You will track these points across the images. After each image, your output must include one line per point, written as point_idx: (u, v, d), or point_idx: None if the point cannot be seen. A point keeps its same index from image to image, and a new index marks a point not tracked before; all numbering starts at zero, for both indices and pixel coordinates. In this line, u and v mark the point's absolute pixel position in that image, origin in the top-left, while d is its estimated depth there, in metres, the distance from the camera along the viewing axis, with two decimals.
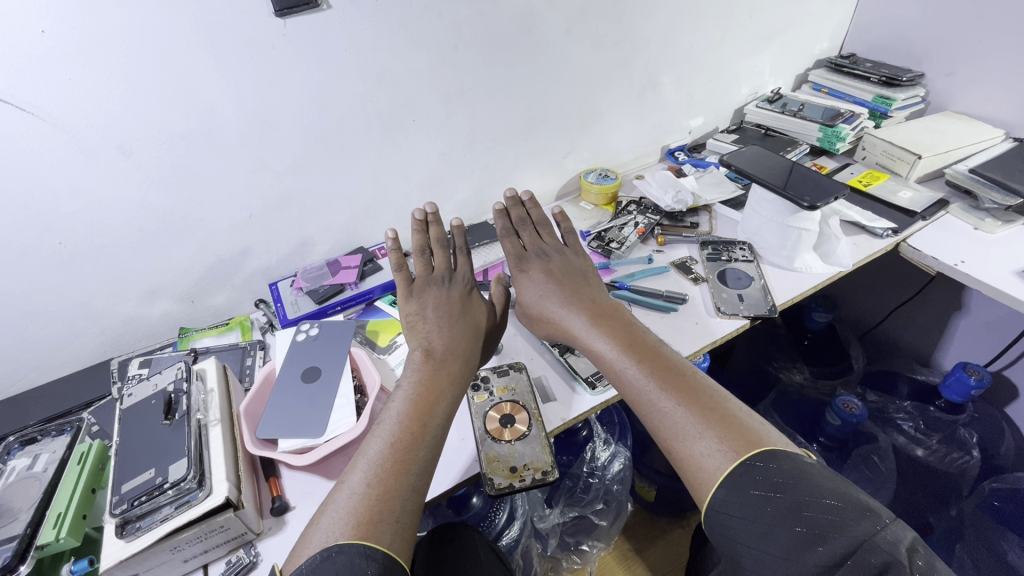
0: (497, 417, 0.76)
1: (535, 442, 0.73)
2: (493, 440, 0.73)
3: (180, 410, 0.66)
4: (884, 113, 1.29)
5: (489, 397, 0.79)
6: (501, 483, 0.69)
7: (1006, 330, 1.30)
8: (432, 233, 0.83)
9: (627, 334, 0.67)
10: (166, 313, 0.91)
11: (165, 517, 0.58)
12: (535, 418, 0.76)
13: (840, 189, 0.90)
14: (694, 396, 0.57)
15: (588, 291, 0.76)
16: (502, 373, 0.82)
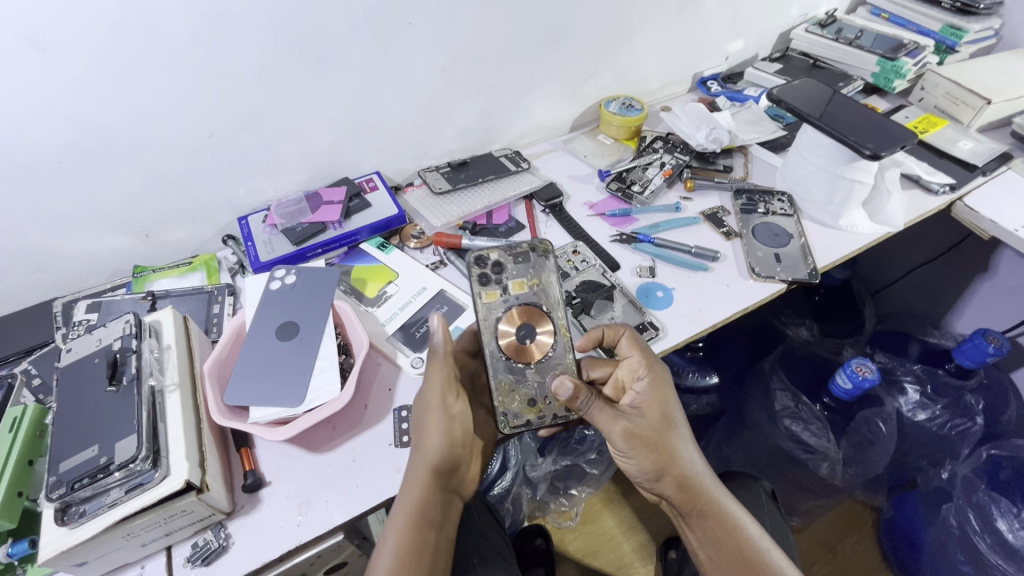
0: (512, 328, 0.64)
1: (558, 365, 0.64)
2: (508, 363, 0.63)
3: (128, 373, 0.55)
4: (950, 48, 1.11)
5: (503, 297, 0.66)
6: (517, 418, 0.62)
7: None
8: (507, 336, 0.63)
9: (703, 507, 0.61)
10: (116, 248, 0.78)
11: (114, 502, 0.49)
12: (561, 329, 0.65)
13: (909, 138, 0.77)
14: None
15: (657, 410, 0.61)
16: (520, 259, 0.68)
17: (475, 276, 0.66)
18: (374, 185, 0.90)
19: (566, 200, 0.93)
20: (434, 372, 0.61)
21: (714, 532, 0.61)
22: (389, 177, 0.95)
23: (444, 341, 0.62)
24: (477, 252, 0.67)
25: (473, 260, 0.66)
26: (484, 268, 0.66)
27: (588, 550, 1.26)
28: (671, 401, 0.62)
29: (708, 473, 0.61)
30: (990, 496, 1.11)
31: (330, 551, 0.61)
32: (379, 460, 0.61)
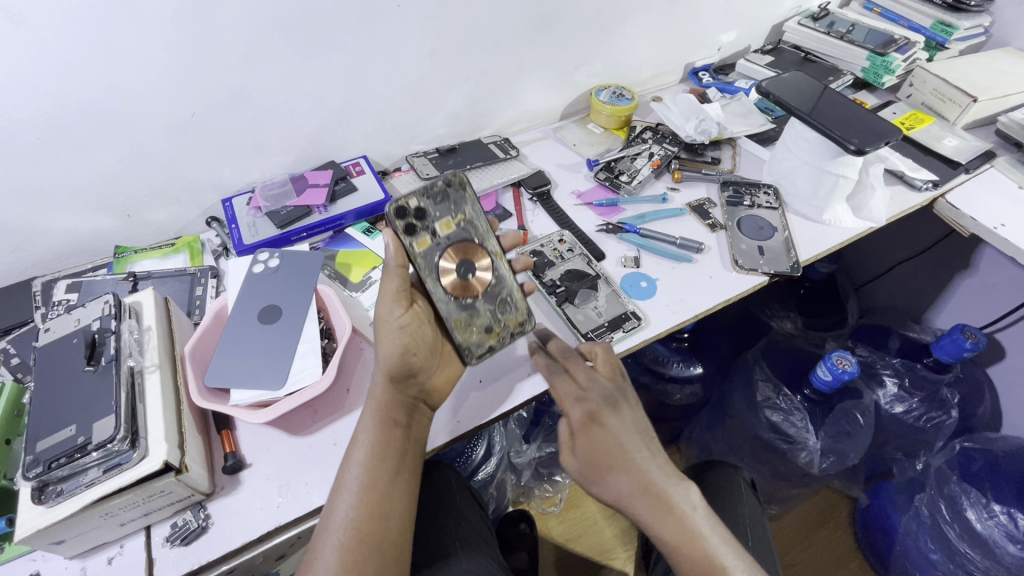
0: (451, 268, 0.63)
1: (504, 293, 0.65)
2: (456, 300, 0.63)
3: (107, 354, 0.55)
4: (940, 44, 1.12)
5: (434, 241, 0.63)
6: (480, 347, 0.63)
7: (1008, 293, 1.23)
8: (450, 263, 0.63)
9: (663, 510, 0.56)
10: (97, 227, 0.77)
11: (92, 482, 0.49)
12: (496, 260, 0.66)
13: (893, 134, 0.78)
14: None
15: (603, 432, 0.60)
16: (438, 199, 0.64)
17: (399, 230, 0.62)
18: (361, 169, 0.90)
19: (554, 188, 0.93)
20: (388, 323, 0.59)
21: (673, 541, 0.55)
22: (376, 161, 0.95)
23: (395, 251, 0.61)
24: (396, 203, 0.62)
25: (395, 212, 0.61)
26: (406, 217, 0.62)
27: (571, 534, 1.28)
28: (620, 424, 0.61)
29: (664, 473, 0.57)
30: (962, 486, 1.14)
31: (311, 533, 0.61)
32: None
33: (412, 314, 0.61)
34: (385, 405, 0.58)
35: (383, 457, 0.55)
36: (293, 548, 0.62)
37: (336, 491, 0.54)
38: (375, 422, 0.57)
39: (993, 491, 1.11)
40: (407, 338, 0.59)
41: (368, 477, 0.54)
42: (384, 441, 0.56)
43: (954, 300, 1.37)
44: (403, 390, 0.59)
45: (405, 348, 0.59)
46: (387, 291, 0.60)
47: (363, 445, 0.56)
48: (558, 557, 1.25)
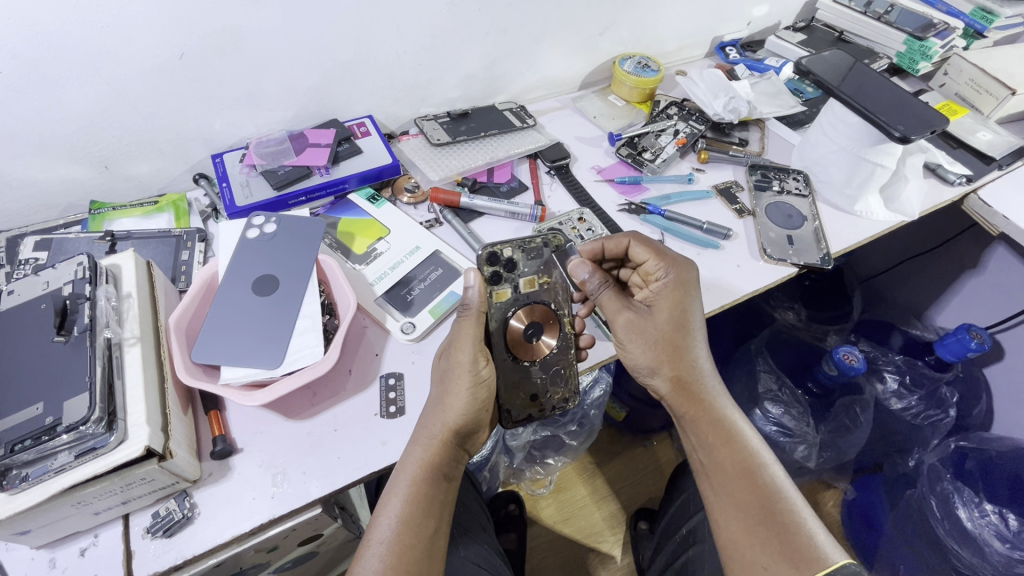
0: (520, 328, 0.62)
1: (562, 363, 0.63)
2: (514, 361, 0.62)
3: (79, 323, 0.48)
4: (979, 32, 1.06)
5: (513, 295, 0.63)
6: (520, 415, 0.62)
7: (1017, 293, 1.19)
8: (524, 318, 0.63)
9: (698, 402, 0.61)
10: (70, 179, 0.69)
11: (62, 467, 0.44)
12: (566, 326, 0.64)
13: (940, 122, 0.73)
14: (779, 516, 0.53)
15: (669, 309, 0.63)
16: (532, 255, 0.65)
17: (485, 274, 0.63)
18: (366, 130, 0.82)
19: (573, 162, 0.87)
20: (462, 383, 0.55)
21: (708, 437, 0.60)
22: (383, 123, 0.87)
23: (479, 299, 0.59)
24: (490, 248, 0.63)
25: (486, 257, 0.63)
26: (496, 265, 0.63)
27: (560, 517, 1.26)
28: (688, 300, 0.63)
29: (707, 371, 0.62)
30: (954, 485, 1.12)
31: (308, 524, 0.56)
32: (364, 431, 0.57)
33: (485, 377, 0.56)
34: (436, 461, 0.53)
35: (420, 516, 0.52)
36: (287, 539, 0.57)
37: (365, 546, 0.50)
38: (421, 477, 0.53)
39: (985, 490, 1.10)
40: (473, 404, 0.55)
41: (404, 537, 0.50)
42: (426, 499, 0.52)
43: (959, 299, 1.33)
44: (455, 453, 0.55)
45: (470, 414, 0.55)
46: (465, 341, 0.57)
47: (403, 497, 0.52)
48: (546, 539, 1.23)
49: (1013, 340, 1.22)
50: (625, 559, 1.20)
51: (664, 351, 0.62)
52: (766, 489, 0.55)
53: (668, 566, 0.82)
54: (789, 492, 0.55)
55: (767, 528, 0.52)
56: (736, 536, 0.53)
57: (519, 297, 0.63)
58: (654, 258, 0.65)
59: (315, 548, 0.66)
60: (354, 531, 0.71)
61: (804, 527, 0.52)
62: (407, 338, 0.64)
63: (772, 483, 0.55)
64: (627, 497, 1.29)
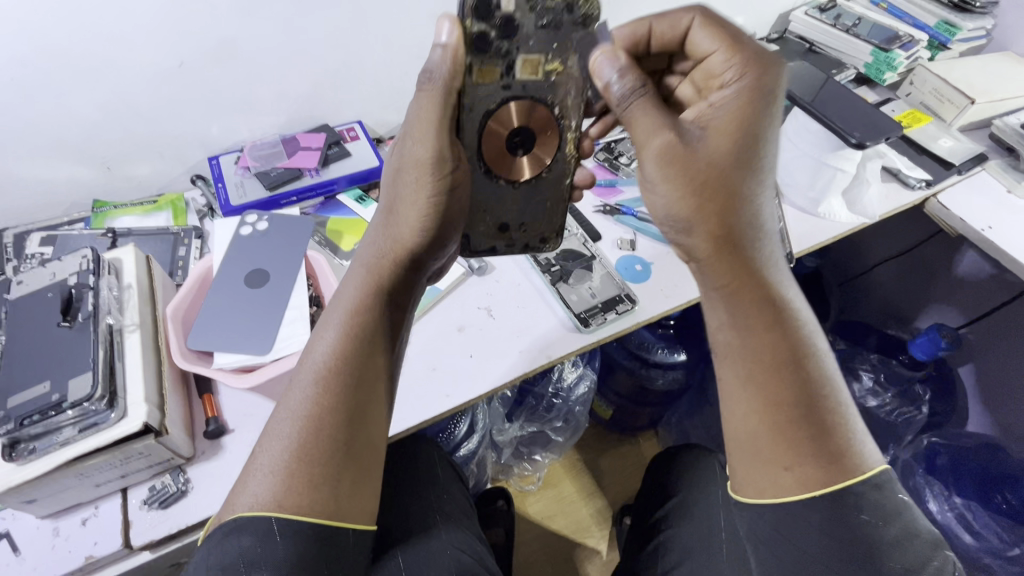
0: (507, 131, 0.56)
1: (547, 187, 0.61)
2: (489, 177, 0.59)
3: (84, 310, 0.52)
4: (942, 45, 1.11)
5: (505, 80, 0.53)
6: (482, 245, 0.63)
7: (992, 294, 1.23)
8: (512, 113, 0.55)
9: (740, 257, 0.53)
10: (75, 180, 0.73)
11: (67, 441, 0.48)
12: (564, 135, 0.58)
13: (895, 129, 0.78)
14: (820, 417, 0.49)
15: (732, 123, 0.52)
16: (544, 20, 0.51)
17: (472, 34, 0.49)
18: (355, 134, 0.87)
19: None
20: (414, 198, 0.53)
21: (744, 325, 0.52)
22: (372, 128, 0.92)
23: (448, 73, 0.49)
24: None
25: (474, 6, 0.48)
26: (488, 21, 0.49)
27: (547, 512, 1.30)
28: (760, 111, 0.52)
29: (754, 236, 0.54)
30: (926, 479, 1.20)
31: None
32: None
33: (454, 180, 0.53)
34: (372, 286, 0.54)
35: (341, 384, 0.49)
36: None
37: (299, 368, 0.51)
38: (356, 307, 0.53)
39: (954, 485, 1.18)
40: (423, 220, 0.54)
41: (315, 402, 0.48)
42: (356, 333, 0.52)
43: (935, 300, 1.36)
44: (404, 279, 0.56)
45: (418, 233, 0.55)
46: (428, 120, 0.50)
47: (330, 339, 0.51)
48: (534, 533, 1.27)
49: (983, 339, 1.27)
50: (610, 554, 1.25)
51: (721, 172, 0.51)
52: (812, 390, 0.50)
53: (641, 551, 0.86)
54: (829, 394, 0.51)
55: (803, 430, 0.49)
56: (761, 433, 0.50)
57: (517, 82, 0.53)
58: (722, 52, 0.56)
59: None
60: None
61: (845, 429, 0.50)
62: None
63: (817, 386, 0.51)
64: (612, 492, 1.33)
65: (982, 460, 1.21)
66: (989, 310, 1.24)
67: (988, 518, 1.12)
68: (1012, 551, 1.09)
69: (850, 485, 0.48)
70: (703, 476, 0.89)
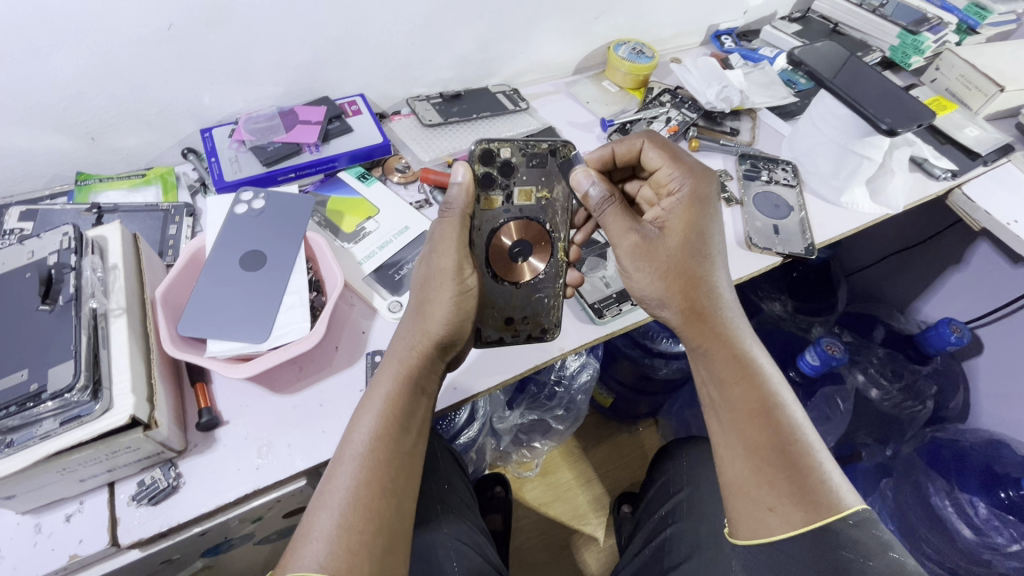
0: (507, 243, 0.62)
1: (548, 290, 0.65)
2: (495, 280, 0.63)
3: (65, 293, 0.48)
4: (971, 28, 1.07)
5: (505, 205, 0.63)
6: (492, 335, 0.64)
7: (1002, 289, 1.19)
8: (515, 229, 0.62)
9: (709, 322, 0.58)
10: (56, 150, 0.68)
11: (48, 434, 0.44)
12: (558, 250, 0.64)
13: (928, 116, 0.73)
14: (799, 461, 0.52)
15: (684, 222, 0.60)
16: (534, 161, 0.62)
17: (478, 175, 0.61)
18: (357, 108, 0.82)
19: None
20: (445, 289, 0.55)
21: (722, 376, 0.56)
22: (374, 102, 0.87)
23: (461, 199, 0.58)
24: (487, 146, 0.60)
25: (480, 153, 0.60)
26: (491, 165, 0.61)
27: (545, 499, 1.27)
28: (704, 216, 0.60)
29: (729, 307, 0.59)
30: (928, 474, 1.15)
31: (292, 496, 0.57)
32: (349, 406, 0.57)
33: (471, 286, 0.56)
34: (413, 372, 0.52)
35: (389, 472, 0.47)
36: (272, 511, 0.57)
37: (337, 462, 0.47)
38: (398, 388, 0.52)
39: (958, 479, 1.13)
40: (456, 314, 0.55)
41: (361, 493, 0.46)
42: (400, 417, 0.50)
43: (943, 293, 1.32)
44: (436, 364, 0.55)
45: (452, 323, 0.55)
46: (448, 245, 0.56)
47: (372, 416, 0.50)
48: (531, 519, 1.24)
49: (995, 334, 1.22)
50: (607, 541, 1.22)
51: (682, 261, 0.58)
52: (786, 434, 0.53)
53: (646, 543, 0.84)
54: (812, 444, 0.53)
55: (782, 473, 0.51)
56: (746, 477, 0.52)
57: (515, 206, 0.63)
58: (669, 166, 0.64)
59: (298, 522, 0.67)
60: None
61: (821, 470, 0.52)
62: (393, 317, 0.64)
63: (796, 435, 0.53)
64: (611, 480, 1.31)
65: (988, 455, 1.15)
66: (1002, 305, 1.19)
67: (987, 512, 1.06)
68: (1011, 546, 1.02)
69: (828, 524, 0.50)
70: (707, 466, 0.87)
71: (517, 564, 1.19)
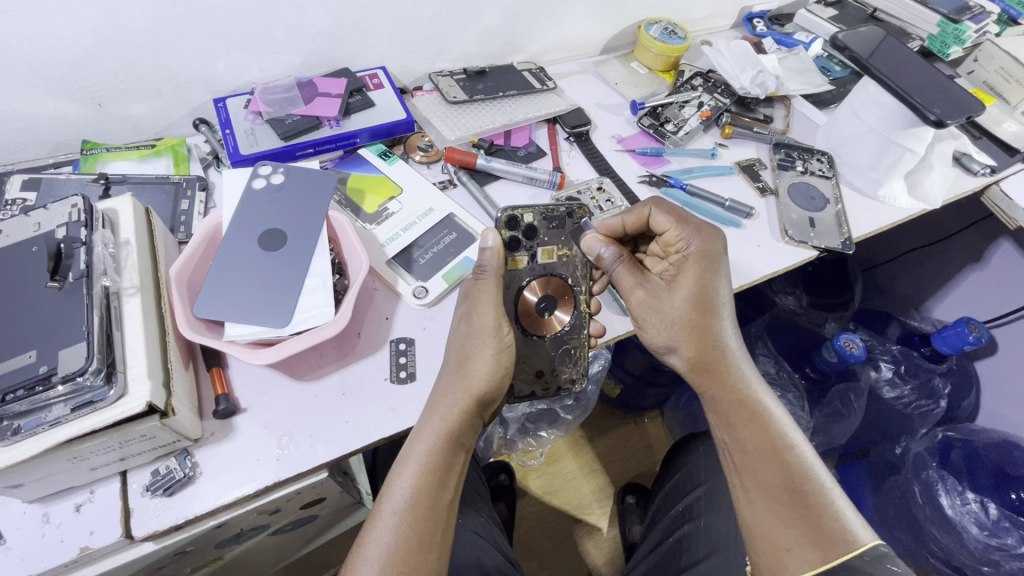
0: (533, 299, 0.60)
1: (572, 341, 0.61)
2: (524, 335, 0.60)
3: (76, 269, 0.45)
4: (1012, 19, 1.03)
5: (530, 264, 0.61)
6: (523, 390, 0.60)
7: (1021, 293, 1.10)
8: (538, 288, 0.60)
9: (718, 370, 0.57)
10: (61, 116, 0.64)
11: (57, 420, 0.41)
12: (581, 303, 0.61)
13: (978, 108, 0.70)
14: (811, 498, 0.51)
15: (694, 280, 0.58)
16: (553, 224, 0.62)
17: (505, 239, 0.60)
18: (379, 82, 0.78)
19: (593, 130, 0.84)
20: (485, 348, 0.53)
21: (732, 417, 0.56)
22: (395, 77, 0.83)
23: (495, 260, 0.57)
24: (511, 211, 0.60)
25: (505, 219, 0.60)
26: (514, 230, 0.61)
27: (550, 488, 1.24)
28: (716, 274, 0.59)
29: (742, 353, 0.58)
30: (939, 473, 1.06)
31: (312, 488, 0.54)
32: (373, 395, 0.55)
33: (508, 342, 0.54)
34: (455, 429, 0.51)
35: (428, 526, 0.47)
36: (289, 503, 0.55)
37: (376, 515, 0.48)
38: (438, 446, 0.50)
39: (969, 479, 1.07)
40: (497, 371, 0.53)
41: (400, 547, 0.46)
42: (439, 472, 0.50)
43: (957, 293, 1.23)
44: (475, 421, 0.53)
45: (493, 381, 0.53)
46: (486, 304, 0.54)
47: (411, 474, 0.49)
48: (535, 508, 1.21)
49: (1012, 336, 1.13)
50: (612, 531, 1.20)
51: (694, 317, 0.57)
52: (798, 474, 0.52)
53: (662, 540, 0.82)
54: (822, 481, 0.52)
55: (796, 512, 0.50)
56: (762, 517, 0.51)
57: (535, 266, 0.61)
58: (676, 224, 0.61)
59: (315, 512, 0.64)
60: (354, 496, 0.67)
61: (833, 508, 0.50)
62: (419, 303, 0.61)
63: (808, 473, 0.52)
64: (617, 470, 1.27)
65: (1002, 457, 1.08)
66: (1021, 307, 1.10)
67: (998, 514, 0.99)
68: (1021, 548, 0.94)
69: (847, 560, 0.47)
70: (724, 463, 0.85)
71: (521, 554, 1.17)
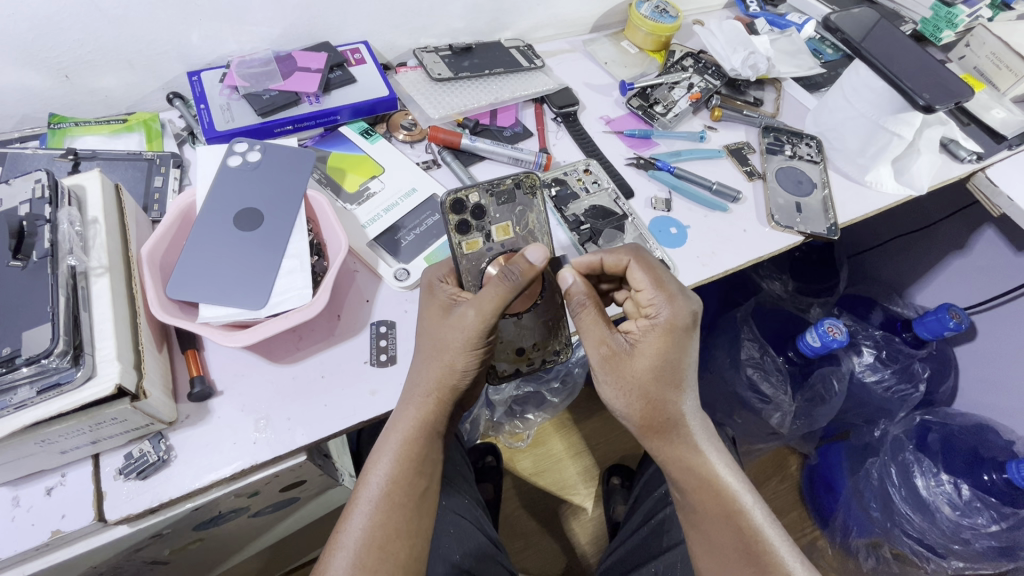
0: None
1: (549, 312, 0.61)
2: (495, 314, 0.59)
3: (40, 248, 0.44)
4: (1005, 3, 1.02)
5: (486, 244, 0.59)
6: (506, 368, 0.60)
7: (1000, 281, 1.10)
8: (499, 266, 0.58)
9: (667, 435, 0.56)
10: (28, 87, 0.61)
11: (22, 402, 0.40)
12: (546, 274, 0.61)
13: (967, 92, 0.69)
14: (763, 558, 0.52)
15: (656, 353, 0.54)
16: (502, 199, 0.61)
17: (453, 223, 0.58)
18: (361, 57, 0.76)
19: (581, 110, 0.83)
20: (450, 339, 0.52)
21: (683, 482, 0.56)
22: (379, 53, 0.81)
23: None
24: (455, 194, 0.58)
25: (450, 202, 0.58)
26: (463, 213, 0.59)
27: (537, 469, 1.25)
28: (679, 349, 0.55)
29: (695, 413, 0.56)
30: (916, 455, 1.05)
31: (291, 470, 0.53)
32: (353, 378, 0.54)
33: None
34: (431, 420, 0.50)
35: (406, 515, 0.47)
36: (268, 485, 0.54)
37: (353, 503, 0.48)
38: (415, 435, 0.50)
39: (944, 462, 1.05)
40: None
41: (377, 535, 0.46)
42: (417, 460, 0.50)
43: (941, 280, 1.23)
44: (451, 411, 0.52)
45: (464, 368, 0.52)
46: None
47: (387, 467, 0.49)
48: (520, 489, 1.22)
49: (992, 323, 1.14)
50: (596, 511, 1.21)
51: (650, 389, 0.54)
52: (750, 535, 0.53)
53: (642, 524, 0.83)
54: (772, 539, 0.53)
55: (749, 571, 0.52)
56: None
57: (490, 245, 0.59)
58: (655, 288, 0.57)
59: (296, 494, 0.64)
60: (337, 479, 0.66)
61: (782, 565, 0.52)
62: (400, 285, 0.60)
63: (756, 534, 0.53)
64: (602, 453, 1.28)
65: (976, 440, 1.08)
66: (1000, 294, 1.10)
67: (970, 494, 0.99)
68: (990, 527, 0.98)
69: None
70: None
71: (506, 531, 1.18)
